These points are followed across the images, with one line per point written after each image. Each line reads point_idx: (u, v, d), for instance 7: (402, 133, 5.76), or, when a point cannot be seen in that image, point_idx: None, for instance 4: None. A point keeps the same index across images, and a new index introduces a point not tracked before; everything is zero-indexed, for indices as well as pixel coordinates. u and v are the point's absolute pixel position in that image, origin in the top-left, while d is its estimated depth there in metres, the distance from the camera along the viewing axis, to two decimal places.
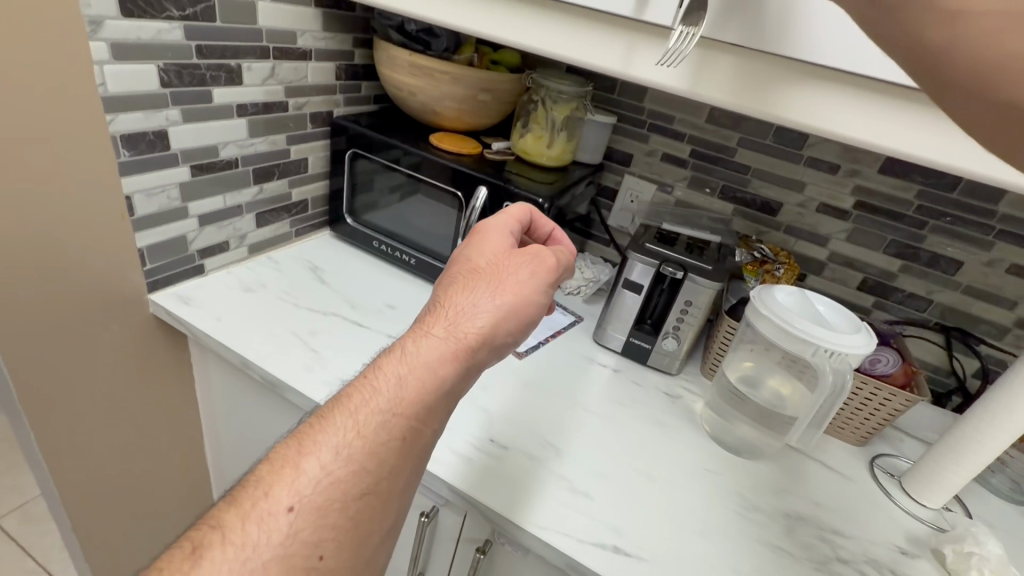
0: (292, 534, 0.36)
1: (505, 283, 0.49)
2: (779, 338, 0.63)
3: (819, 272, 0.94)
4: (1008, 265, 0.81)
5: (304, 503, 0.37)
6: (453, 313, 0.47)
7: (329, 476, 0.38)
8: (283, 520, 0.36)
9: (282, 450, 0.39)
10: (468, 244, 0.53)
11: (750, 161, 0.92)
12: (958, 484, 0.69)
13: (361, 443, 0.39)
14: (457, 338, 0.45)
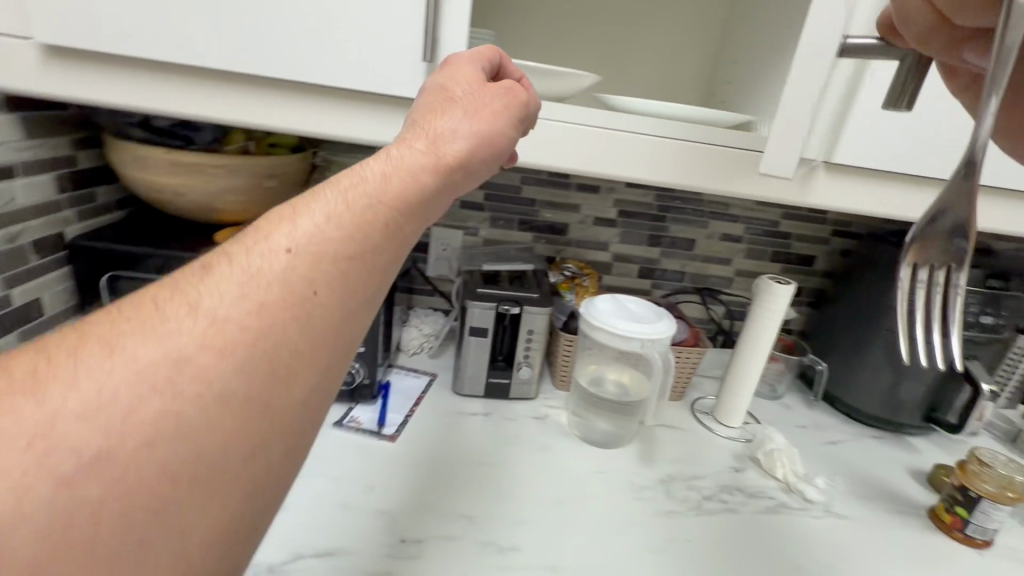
0: (289, 270, 0.32)
1: (480, 109, 0.44)
2: (616, 342, 0.74)
3: (610, 271, 1.14)
4: (720, 234, 1.12)
5: (299, 246, 0.32)
6: (433, 125, 0.42)
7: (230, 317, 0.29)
8: (280, 258, 0.32)
9: (269, 213, 0.35)
10: (438, 74, 0.47)
11: (534, 195, 1.06)
12: (746, 402, 0.92)
13: (274, 281, 0.31)
14: (437, 151, 0.40)
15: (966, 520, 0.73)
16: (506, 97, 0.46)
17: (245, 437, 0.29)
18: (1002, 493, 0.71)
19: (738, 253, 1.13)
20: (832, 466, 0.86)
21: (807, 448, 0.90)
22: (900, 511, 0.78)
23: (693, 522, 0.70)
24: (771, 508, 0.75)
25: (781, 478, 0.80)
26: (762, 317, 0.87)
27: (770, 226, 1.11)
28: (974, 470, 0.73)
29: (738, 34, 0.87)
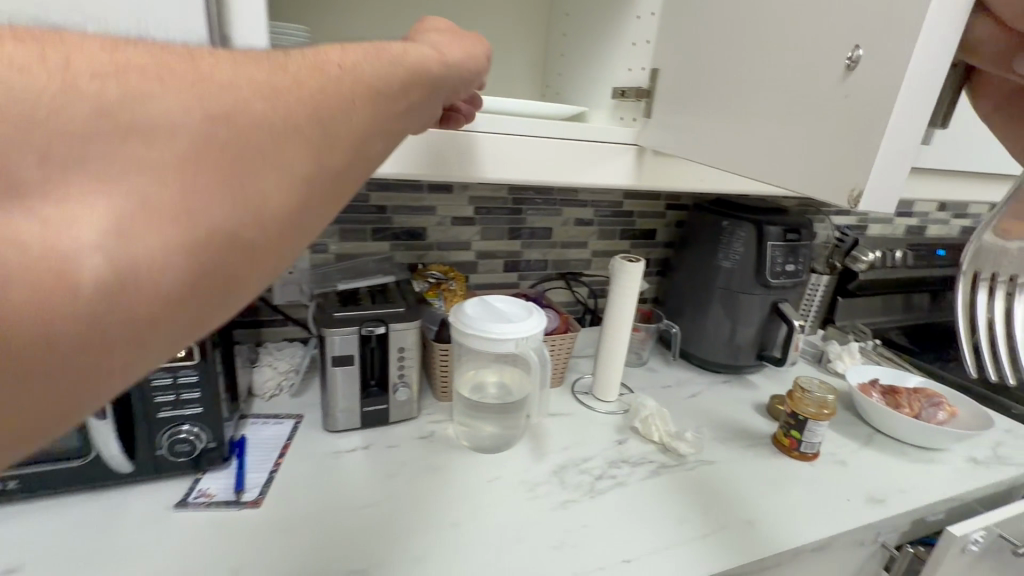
0: (343, 72, 0.30)
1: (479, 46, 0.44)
2: (491, 346, 0.72)
3: (476, 269, 1.12)
4: (574, 220, 1.16)
5: (348, 58, 0.31)
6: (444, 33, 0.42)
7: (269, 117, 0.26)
8: (334, 60, 0.30)
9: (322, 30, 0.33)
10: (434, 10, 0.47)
11: (385, 201, 0.99)
12: (619, 376, 0.97)
13: (328, 79, 0.29)
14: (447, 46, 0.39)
15: (800, 440, 0.86)
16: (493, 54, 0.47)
17: (258, 220, 0.27)
18: (820, 411, 0.85)
19: (592, 235, 1.19)
20: (696, 417, 0.95)
21: (674, 406, 0.99)
22: (752, 444, 0.90)
23: (589, 505, 0.72)
24: (655, 471, 0.80)
25: (658, 440, 0.86)
26: (622, 295, 0.92)
27: (615, 207, 1.19)
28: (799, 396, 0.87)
29: (561, 27, 0.90)
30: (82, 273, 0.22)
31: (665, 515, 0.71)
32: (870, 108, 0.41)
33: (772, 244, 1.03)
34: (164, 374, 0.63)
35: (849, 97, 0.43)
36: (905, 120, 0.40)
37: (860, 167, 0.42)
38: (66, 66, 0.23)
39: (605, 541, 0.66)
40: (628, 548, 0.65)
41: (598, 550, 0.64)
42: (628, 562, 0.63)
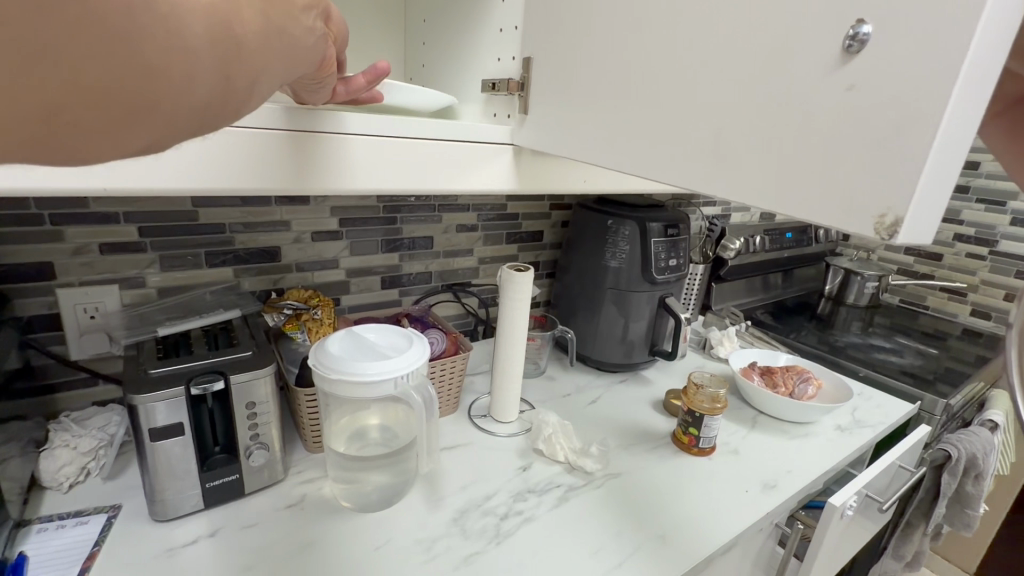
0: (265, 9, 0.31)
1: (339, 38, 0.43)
2: (365, 390, 0.60)
3: (349, 290, 0.97)
4: (456, 227, 1.07)
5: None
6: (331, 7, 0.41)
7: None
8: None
9: None
10: None
11: (221, 218, 0.80)
12: (517, 393, 0.90)
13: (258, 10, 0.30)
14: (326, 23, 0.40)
15: (698, 436, 0.86)
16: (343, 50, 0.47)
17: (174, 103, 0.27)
18: (716, 405, 0.85)
19: (477, 242, 1.11)
20: (599, 426, 0.92)
21: (576, 417, 0.94)
22: (655, 445, 0.89)
23: (497, 554, 0.63)
24: (564, 496, 0.74)
25: (564, 460, 0.80)
26: (513, 309, 0.84)
27: (498, 210, 1.12)
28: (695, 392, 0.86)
29: (420, 12, 0.79)
30: (120, 25, 0.23)
31: (578, 547, 0.65)
32: (897, 104, 0.29)
33: (655, 241, 1.03)
34: None
35: (854, 89, 0.31)
36: (956, 117, 0.27)
37: (887, 179, 0.29)
38: None
39: None
40: None
41: None
42: None
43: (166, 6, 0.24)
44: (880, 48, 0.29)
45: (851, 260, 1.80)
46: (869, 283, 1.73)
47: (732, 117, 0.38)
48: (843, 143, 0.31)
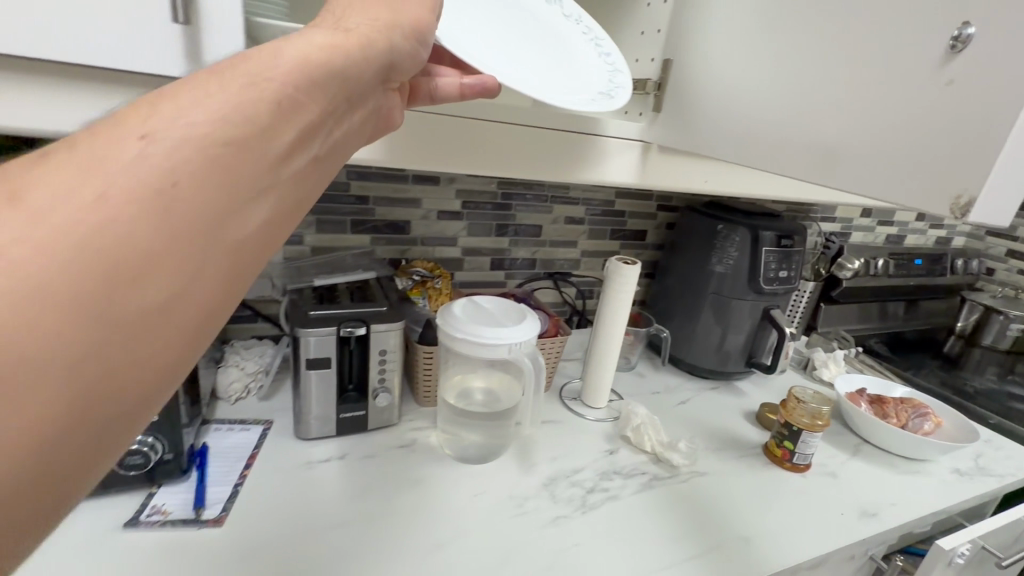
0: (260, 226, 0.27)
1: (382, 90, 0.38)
2: (483, 351, 0.67)
3: (462, 267, 1.06)
4: (564, 218, 1.12)
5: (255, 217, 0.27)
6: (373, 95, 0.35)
7: (203, 103, 0.25)
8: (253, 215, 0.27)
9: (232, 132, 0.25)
10: None
11: (367, 192, 0.93)
12: (609, 381, 0.94)
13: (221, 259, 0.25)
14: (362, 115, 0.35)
15: (793, 451, 0.84)
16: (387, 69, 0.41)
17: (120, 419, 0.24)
18: (815, 421, 0.83)
19: (582, 235, 1.15)
20: (688, 425, 0.93)
21: (664, 414, 0.96)
22: (744, 454, 0.88)
23: (582, 521, 0.68)
24: (648, 483, 0.77)
25: (651, 450, 0.83)
26: (616, 299, 0.88)
27: (606, 206, 1.15)
28: (795, 406, 0.85)
29: None
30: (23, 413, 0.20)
31: (659, 531, 0.68)
32: (988, 104, 0.36)
33: (767, 250, 1.01)
34: None
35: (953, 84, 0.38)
36: None
37: (969, 172, 0.37)
38: None
39: (602, 560, 0.62)
40: (627, 566, 0.62)
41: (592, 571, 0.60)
42: None
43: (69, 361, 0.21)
44: (984, 49, 0.36)
45: (995, 298, 1.59)
46: (1014, 326, 1.53)
47: (845, 115, 0.46)
48: (933, 134, 0.39)
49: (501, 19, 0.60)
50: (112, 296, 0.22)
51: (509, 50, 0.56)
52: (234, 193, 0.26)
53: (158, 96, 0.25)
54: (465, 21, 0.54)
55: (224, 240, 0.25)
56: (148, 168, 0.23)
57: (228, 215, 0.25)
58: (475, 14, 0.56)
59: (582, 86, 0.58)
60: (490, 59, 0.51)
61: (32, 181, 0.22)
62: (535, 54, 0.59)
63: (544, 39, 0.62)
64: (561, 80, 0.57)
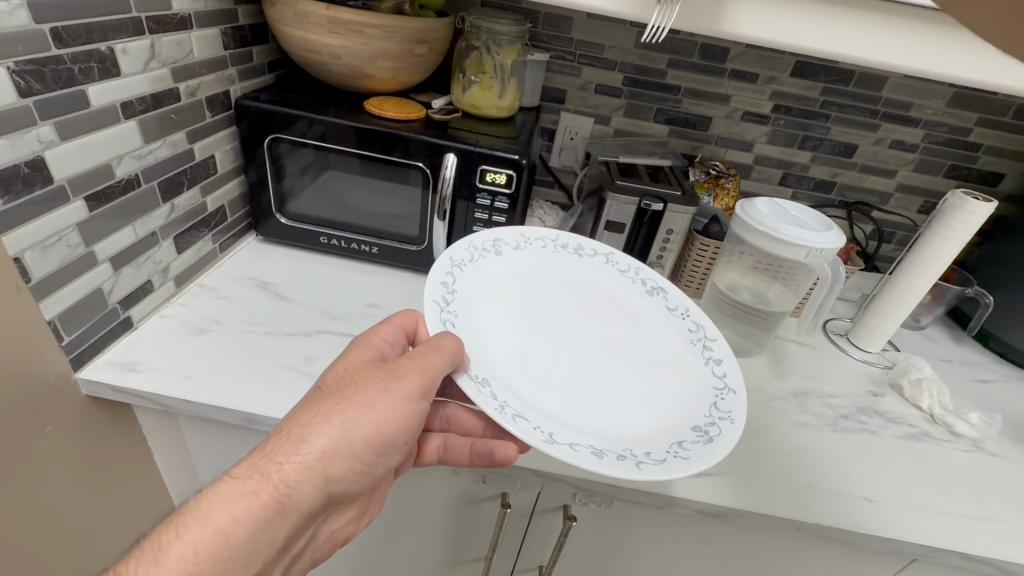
0: (346, 485, 0.50)
1: (409, 422, 0.51)
2: (776, 248, 0.68)
3: (748, 175, 1.03)
4: (890, 141, 0.97)
5: (348, 485, 0.50)
6: (386, 449, 0.50)
7: (225, 517, 0.43)
8: (342, 485, 0.49)
9: (321, 471, 0.47)
10: (410, 360, 0.49)
11: (680, 81, 0.95)
12: (893, 329, 0.84)
13: (329, 503, 0.50)
14: (389, 445, 0.50)
15: None
16: (413, 357, 0.50)
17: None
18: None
19: (908, 165, 0.98)
20: (984, 403, 0.80)
21: (954, 384, 0.83)
22: None
23: (829, 436, 0.69)
24: (913, 435, 0.71)
25: (926, 409, 0.75)
26: (940, 241, 0.75)
27: (957, 135, 0.95)
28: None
29: None
30: (284, 548, 0.48)
31: (920, 478, 0.65)
32: None
33: None
34: (486, 196, 0.75)
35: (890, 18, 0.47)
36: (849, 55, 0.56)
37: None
38: (233, 523, 0.44)
39: (843, 473, 0.64)
40: (872, 489, 0.62)
41: (834, 477, 0.63)
42: (869, 502, 0.61)
43: (270, 551, 0.46)
44: None
45: None
46: None
47: None
48: None
49: (578, 372, 0.65)
50: (301, 518, 0.48)
51: (575, 390, 0.62)
52: (347, 482, 0.50)
53: (313, 418, 0.48)
54: (530, 370, 0.62)
55: (339, 492, 0.50)
56: (303, 476, 0.46)
57: (323, 496, 0.49)
58: (521, 357, 0.65)
59: (669, 429, 0.57)
60: (558, 422, 0.55)
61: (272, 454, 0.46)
62: (629, 405, 0.62)
63: (639, 370, 0.67)
64: (635, 434, 0.58)
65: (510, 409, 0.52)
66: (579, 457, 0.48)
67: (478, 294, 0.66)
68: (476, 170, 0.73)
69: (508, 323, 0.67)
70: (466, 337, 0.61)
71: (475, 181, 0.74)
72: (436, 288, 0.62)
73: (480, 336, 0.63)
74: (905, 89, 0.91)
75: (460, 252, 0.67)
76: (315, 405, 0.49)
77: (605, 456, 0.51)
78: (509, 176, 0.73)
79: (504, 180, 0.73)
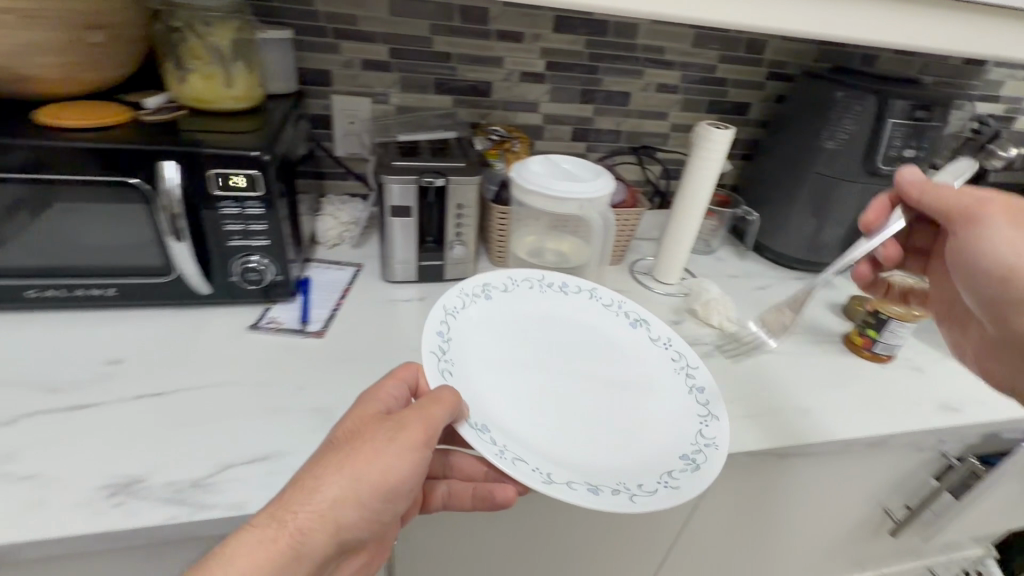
0: (357, 536, 0.49)
1: (420, 467, 0.50)
2: (552, 205, 0.68)
3: (542, 135, 1.04)
4: (655, 85, 1.03)
5: (356, 538, 0.49)
6: (394, 497, 0.49)
7: (246, 566, 0.42)
8: (350, 538, 0.48)
9: (334, 520, 0.46)
10: (412, 412, 0.49)
11: (450, 48, 0.91)
12: (683, 258, 0.91)
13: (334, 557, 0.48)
14: (396, 497, 0.49)
15: (875, 339, 0.79)
16: (415, 411, 0.50)
17: None
18: (910, 311, 0.76)
19: (674, 105, 1.06)
20: (761, 308, 0.90)
21: (738, 295, 0.93)
22: (820, 340, 0.84)
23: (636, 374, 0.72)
24: (707, 352, 0.78)
25: (716, 324, 0.83)
26: (700, 171, 0.81)
27: (706, 73, 1.04)
28: (887, 294, 0.78)
29: None
30: None
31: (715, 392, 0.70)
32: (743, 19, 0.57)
33: (895, 123, 0.87)
34: (232, 203, 0.63)
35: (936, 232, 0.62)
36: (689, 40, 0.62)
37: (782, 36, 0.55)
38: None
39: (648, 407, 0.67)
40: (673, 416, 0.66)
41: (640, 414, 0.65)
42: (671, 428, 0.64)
43: None
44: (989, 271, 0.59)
45: None
46: None
47: None
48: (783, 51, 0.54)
49: (589, 405, 0.67)
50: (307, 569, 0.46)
51: (586, 431, 0.62)
52: (356, 530, 0.48)
53: (321, 466, 0.47)
54: (537, 411, 0.64)
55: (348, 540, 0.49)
56: (305, 529, 0.45)
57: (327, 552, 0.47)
58: (526, 401, 0.65)
59: (666, 457, 0.59)
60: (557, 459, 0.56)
61: (311, 479, 0.46)
62: (627, 438, 0.63)
63: (627, 396, 0.69)
64: (633, 469, 0.59)
65: (512, 452, 0.54)
66: (578, 496, 0.51)
67: (476, 341, 0.67)
68: (209, 176, 0.61)
69: (508, 363, 0.69)
70: (467, 388, 0.62)
71: (211, 188, 0.62)
72: (432, 339, 0.63)
73: (476, 382, 0.63)
74: (655, 34, 0.97)
75: (452, 300, 0.68)
76: (326, 456, 0.48)
77: (601, 490, 0.53)
78: (253, 176, 0.63)
79: (247, 182, 0.62)
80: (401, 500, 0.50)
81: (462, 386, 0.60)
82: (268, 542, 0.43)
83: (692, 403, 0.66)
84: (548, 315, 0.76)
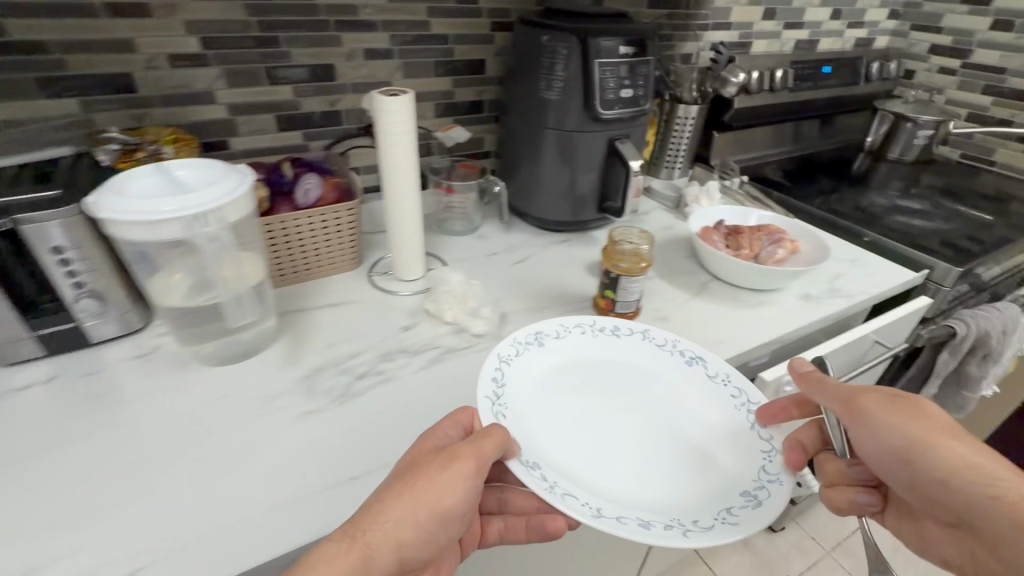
0: (415, 561, 0.48)
1: (445, 520, 0.47)
2: (138, 231, 0.50)
3: (237, 130, 0.84)
4: (361, 52, 0.88)
5: (414, 564, 0.48)
6: (419, 549, 0.47)
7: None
8: (414, 561, 0.47)
9: (393, 537, 0.45)
10: (478, 437, 0.50)
11: (42, 34, 0.67)
12: (417, 248, 0.80)
13: (406, 563, 0.47)
14: (429, 543, 0.47)
15: (614, 299, 0.74)
16: (458, 455, 0.49)
17: None
18: (635, 264, 0.71)
19: (395, 72, 0.92)
20: (511, 286, 0.82)
21: (490, 277, 0.84)
22: (569, 309, 0.78)
23: (335, 413, 0.59)
24: (436, 358, 0.67)
25: (451, 320, 0.72)
26: (390, 148, 0.69)
27: (420, 30, 0.91)
28: (612, 250, 0.73)
29: None
30: None
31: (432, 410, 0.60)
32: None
33: (602, 63, 0.81)
34: None
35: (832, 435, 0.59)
36: None
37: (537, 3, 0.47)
38: None
39: (338, 456, 0.54)
40: (369, 458, 0.54)
41: (325, 469, 0.53)
42: (362, 477, 0.52)
43: None
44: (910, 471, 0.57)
45: (905, 104, 1.45)
46: (921, 133, 1.42)
47: None
48: None
49: (626, 441, 0.62)
50: None
51: (639, 464, 0.59)
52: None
53: (368, 513, 0.45)
54: (572, 444, 0.60)
55: None
56: (379, 546, 0.44)
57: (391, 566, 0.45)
58: (574, 443, 0.61)
59: (711, 491, 0.56)
60: (609, 496, 0.54)
61: (368, 513, 0.45)
62: (673, 470, 0.59)
63: (664, 434, 0.63)
64: (686, 500, 0.56)
65: (562, 487, 0.53)
66: (628, 531, 0.48)
67: (521, 391, 0.63)
68: None
69: (553, 398, 0.64)
70: (524, 426, 0.59)
71: None
72: (485, 382, 0.60)
73: (536, 432, 0.60)
74: None
75: (504, 346, 0.62)
76: (393, 488, 0.47)
77: (654, 526, 0.51)
78: None
79: None
80: (446, 535, 0.49)
81: (518, 426, 0.59)
82: (344, 540, 0.43)
83: (759, 445, 0.61)
84: (611, 366, 0.70)
